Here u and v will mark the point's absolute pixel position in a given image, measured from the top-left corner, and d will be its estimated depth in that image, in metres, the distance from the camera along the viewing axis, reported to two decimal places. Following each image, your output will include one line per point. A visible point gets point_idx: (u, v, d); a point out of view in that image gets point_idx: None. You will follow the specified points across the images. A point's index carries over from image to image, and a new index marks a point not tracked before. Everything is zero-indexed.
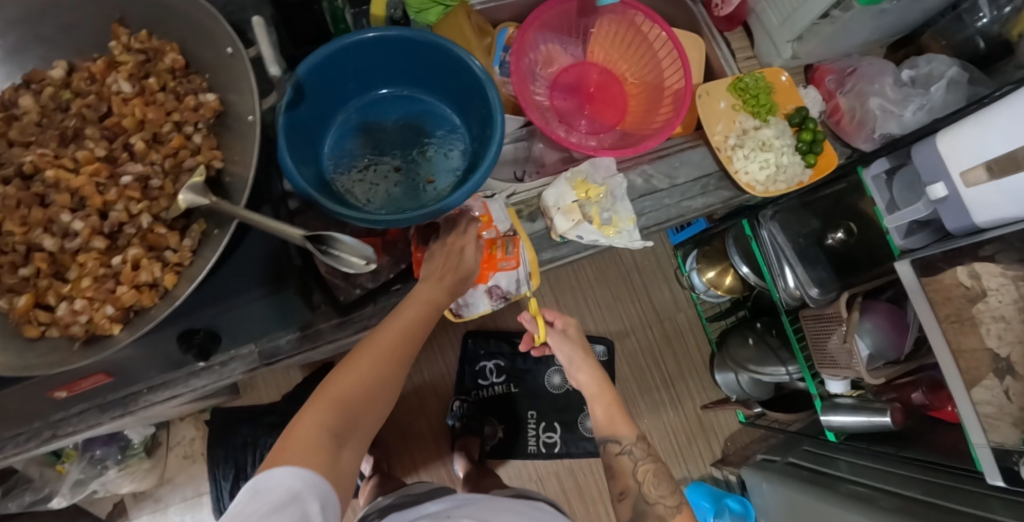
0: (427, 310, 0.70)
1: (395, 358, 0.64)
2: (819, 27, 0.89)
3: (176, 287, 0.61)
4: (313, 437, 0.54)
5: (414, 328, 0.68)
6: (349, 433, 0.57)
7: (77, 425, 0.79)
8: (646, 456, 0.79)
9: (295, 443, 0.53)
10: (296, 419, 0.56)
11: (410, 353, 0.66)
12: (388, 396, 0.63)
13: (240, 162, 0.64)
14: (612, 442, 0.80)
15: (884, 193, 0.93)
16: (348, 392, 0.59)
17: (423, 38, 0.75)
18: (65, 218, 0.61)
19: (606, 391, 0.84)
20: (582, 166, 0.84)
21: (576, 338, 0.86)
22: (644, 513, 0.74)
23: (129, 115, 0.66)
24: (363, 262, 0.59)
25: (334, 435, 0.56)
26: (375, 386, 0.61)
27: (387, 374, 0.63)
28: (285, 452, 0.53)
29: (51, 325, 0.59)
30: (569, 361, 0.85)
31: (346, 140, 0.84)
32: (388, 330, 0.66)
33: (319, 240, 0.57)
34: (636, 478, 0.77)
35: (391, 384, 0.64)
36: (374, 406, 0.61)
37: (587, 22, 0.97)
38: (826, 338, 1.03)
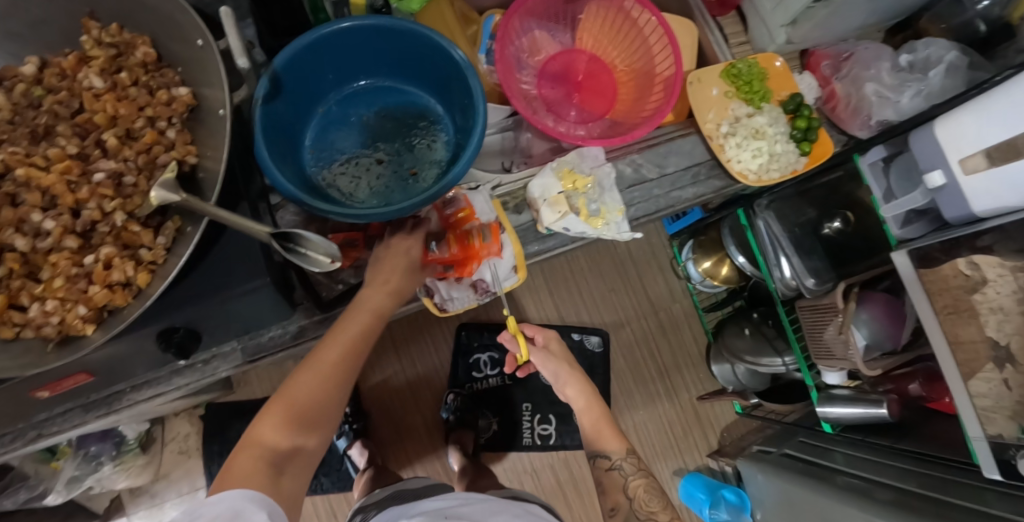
0: (374, 320, 0.69)
1: (335, 377, 0.66)
2: (813, 11, 0.86)
3: (149, 286, 0.59)
4: (250, 468, 0.59)
5: (359, 341, 0.68)
6: (289, 458, 0.63)
7: (62, 424, 0.79)
8: (637, 470, 0.79)
9: (235, 474, 0.58)
10: (237, 451, 0.61)
11: (356, 366, 0.68)
12: (334, 412, 0.67)
13: (213, 157, 0.62)
14: (603, 457, 0.80)
15: (881, 181, 0.91)
16: (286, 419, 0.63)
17: (401, 26, 0.73)
18: (36, 217, 0.60)
19: (595, 403, 0.84)
20: (570, 156, 0.82)
21: (562, 356, 0.86)
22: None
23: (101, 111, 0.65)
24: (329, 260, 0.56)
25: (272, 463, 0.61)
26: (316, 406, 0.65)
27: (330, 391, 0.66)
28: (227, 481, 0.58)
29: (25, 326, 0.59)
30: (557, 377, 0.86)
31: (328, 133, 0.83)
32: (329, 345, 0.67)
33: (285, 238, 0.54)
34: (627, 494, 0.77)
35: (336, 400, 0.67)
36: (317, 426, 0.65)
37: (576, 9, 0.95)
38: (822, 329, 1.02)
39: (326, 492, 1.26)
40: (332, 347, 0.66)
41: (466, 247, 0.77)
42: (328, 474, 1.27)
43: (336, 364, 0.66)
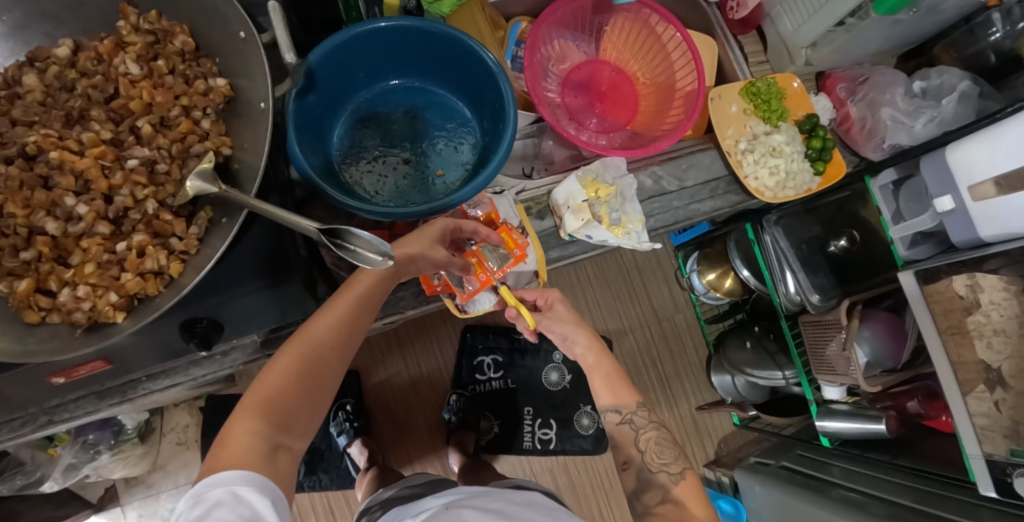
0: (376, 284, 0.67)
1: (340, 340, 0.63)
2: (834, 35, 0.89)
3: (181, 276, 0.59)
4: (245, 443, 0.54)
5: (356, 314, 0.65)
6: (287, 431, 0.57)
7: (74, 411, 0.80)
8: (648, 423, 0.73)
9: (230, 451, 0.53)
10: (232, 421, 0.55)
11: (352, 339, 0.64)
12: (331, 384, 0.63)
13: (250, 149, 0.62)
14: (612, 411, 0.74)
15: (891, 202, 0.95)
16: (285, 388, 0.59)
17: (437, 29, 0.74)
18: (69, 202, 0.60)
19: (603, 358, 0.78)
20: (594, 165, 0.83)
21: (567, 315, 0.80)
22: (649, 484, 0.69)
23: (136, 98, 0.65)
24: (380, 259, 0.54)
25: (270, 439, 0.56)
26: (312, 380, 0.60)
27: (335, 352, 0.62)
28: (222, 457, 0.53)
29: (51, 310, 0.58)
30: (565, 340, 0.81)
31: (355, 130, 0.83)
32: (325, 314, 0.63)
33: (333, 234, 0.53)
34: (639, 448, 0.72)
35: (332, 372, 0.63)
36: (315, 399, 0.61)
37: (602, 20, 0.96)
38: (824, 345, 1.06)
39: (324, 488, 1.25)
40: (336, 309, 0.63)
41: (514, 247, 0.79)
42: (327, 471, 1.26)
43: (333, 335, 0.62)
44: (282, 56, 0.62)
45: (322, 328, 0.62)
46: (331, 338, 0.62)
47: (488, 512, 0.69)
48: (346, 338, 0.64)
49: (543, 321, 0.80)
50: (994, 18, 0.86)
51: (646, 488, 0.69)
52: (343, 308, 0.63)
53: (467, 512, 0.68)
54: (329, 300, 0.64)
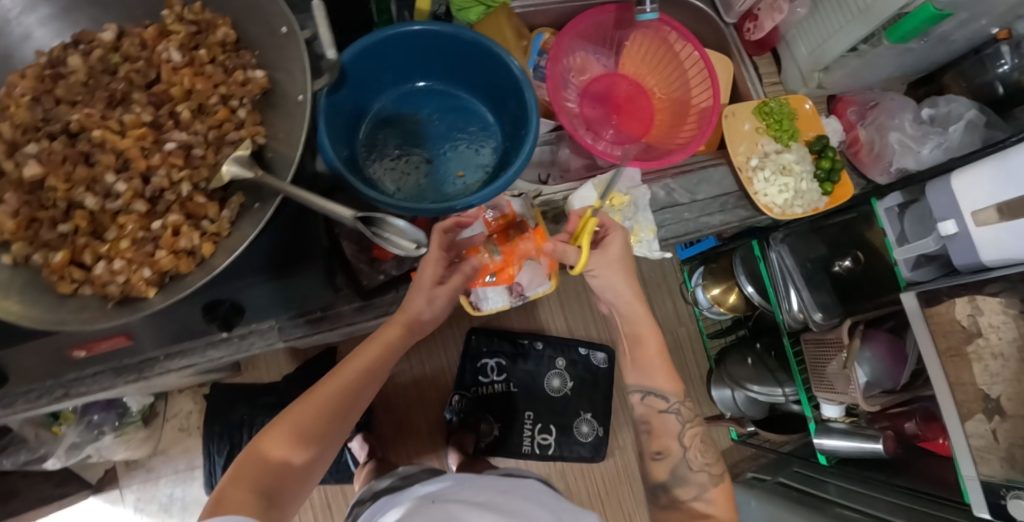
0: (383, 354, 0.73)
1: (341, 405, 0.68)
2: (846, 60, 0.92)
3: (213, 257, 0.61)
4: (241, 497, 0.56)
5: (357, 385, 0.70)
6: (279, 494, 0.59)
7: (90, 386, 0.81)
8: (691, 419, 0.80)
9: (227, 502, 0.54)
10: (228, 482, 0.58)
11: (351, 407, 0.69)
12: (326, 451, 0.66)
13: (284, 140, 0.64)
14: (657, 396, 0.80)
15: (895, 224, 0.96)
16: (282, 448, 0.63)
17: (465, 35, 0.77)
18: (109, 179, 0.62)
19: (652, 339, 0.82)
20: (608, 174, 0.86)
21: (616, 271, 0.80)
22: (684, 480, 0.75)
23: (177, 84, 0.67)
24: (414, 246, 0.56)
25: (264, 496, 0.58)
26: (311, 441, 0.65)
27: (335, 416, 0.67)
28: (219, 508, 0.54)
29: (84, 283, 0.61)
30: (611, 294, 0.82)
31: (379, 129, 0.85)
32: (326, 388, 0.68)
33: (369, 221, 0.54)
34: (682, 444, 0.78)
35: (329, 437, 0.67)
36: (309, 461, 0.64)
37: (623, 35, 0.99)
38: (825, 363, 1.09)
39: (323, 482, 1.26)
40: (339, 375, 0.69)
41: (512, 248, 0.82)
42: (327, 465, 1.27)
43: (336, 400, 0.68)
44: (326, 53, 0.61)
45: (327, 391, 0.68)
46: (333, 401, 0.68)
47: (472, 503, 0.73)
48: (347, 402, 0.69)
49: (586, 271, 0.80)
50: (1003, 50, 0.89)
51: (678, 483, 0.75)
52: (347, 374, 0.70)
53: (454, 504, 0.72)
54: (334, 370, 0.71)
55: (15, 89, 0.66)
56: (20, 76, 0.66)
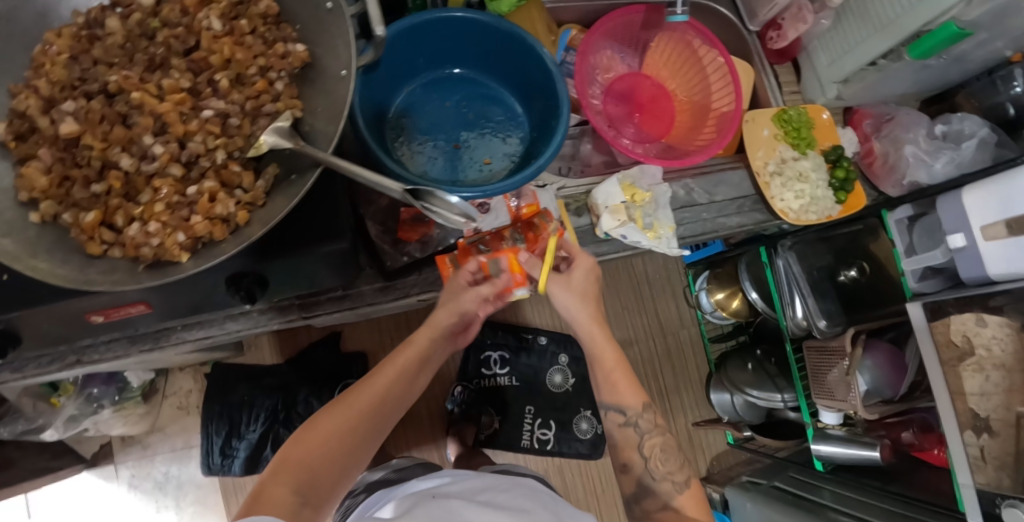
0: (407, 365, 0.81)
1: (369, 413, 0.75)
2: (865, 74, 0.94)
3: (247, 226, 0.60)
4: (278, 497, 0.62)
5: (383, 394, 0.77)
6: (313, 493, 0.66)
7: (104, 353, 0.81)
8: (652, 429, 0.79)
9: (265, 501, 0.61)
10: (268, 482, 0.64)
11: (378, 414, 0.76)
12: (356, 454, 0.72)
13: (321, 115, 0.64)
14: (615, 411, 0.79)
15: (905, 236, 1.00)
16: (316, 450, 0.69)
17: (501, 25, 0.78)
18: (146, 141, 0.62)
19: (608, 353, 0.81)
20: (632, 170, 0.87)
21: (575, 292, 0.81)
22: (649, 491, 0.76)
23: (217, 52, 0.67)
24: (464, 220, 0.57)
25: (299, 495, 0.64)
26: (341, 446, 0.71)
27: (363, 422, 0.74)
28: (258, 504, 0.60)
29: (113, 245, 0.61)
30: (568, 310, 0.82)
31: (409, 112, 0.86)
32: (357, 395, 0.76)
33: (417, 194, 0.55)
34: (642, 453, 0.78)
35: (358, 443, 0.73)
36: (340, 463, 0.70)
37: (649, 37, 1.00)
38: (827, 370, 1.11)
39: None
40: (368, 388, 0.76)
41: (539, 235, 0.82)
42: None
43: (363, 408, 0.75)
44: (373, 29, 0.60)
45: (357, 401, 0.75)
46: (361, 410, 0.74)
47: (475, 501, 0.73)
48: (375, 409, 0.75)
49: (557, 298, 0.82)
50: (1016, 73, 0.92)
51: (646, 494, 0.76)
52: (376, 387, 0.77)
53: (455, 500, 0.72)
54: (364, 382, 0.78)
55: (51, 46, 0.65)
56: (56, 35, 0.65)
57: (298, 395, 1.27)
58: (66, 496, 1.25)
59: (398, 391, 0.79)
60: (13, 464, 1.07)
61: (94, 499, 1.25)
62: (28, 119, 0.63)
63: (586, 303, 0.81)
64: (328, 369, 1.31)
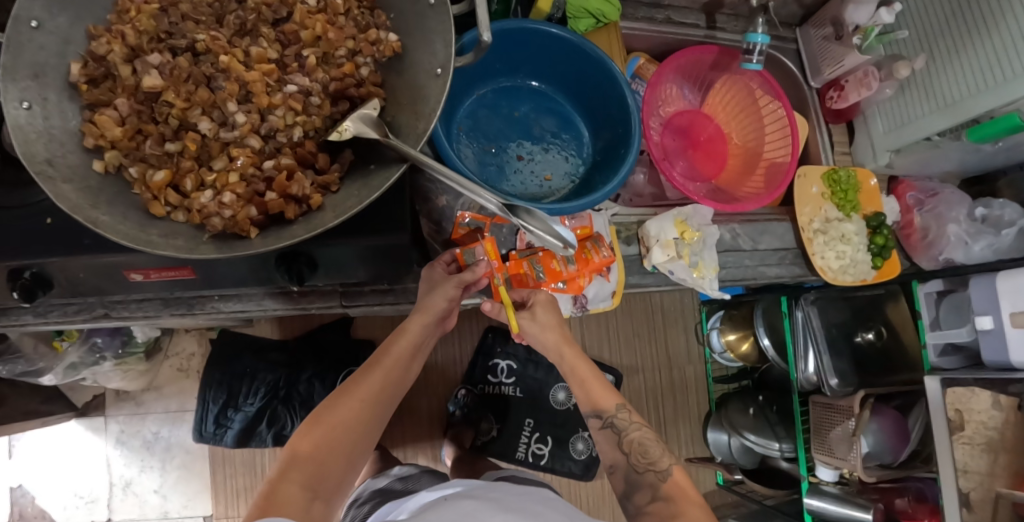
0: (407, 351, 0.81)
1: (371, 406, 0.75)
2: (919, 146, 0.98)
3: (320, 210, 0.59)
4: (290, 494, 0.62)
5: (382, 387, 0.77)
6: (322, 487, 0.66)
7: (134, 311, 0.81)
8: (631, 424, 0.77)
9: (277, 500, 0.61)
10: (276, 481, 0.64)
11: (380, 408, 0.76)
12: (361, 445, 0.73)
13: (408, 109, 0.63)
14: (593, 417, 0.78)
15: (931, 309, 1.03)
16: (319, 446, 0.69)
17: (589, 48, 0.79)
18: (229, 108, 0.61)
19: (579, 365, 0.82)
20: (685, 208, 0.88)
21: (549, 321, 0.81)
22: (638, 485, 0.73)
23: (309, 28, 0.65)
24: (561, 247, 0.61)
25: (309, 491, 0.64)
26: (346, 440, 0.71)
27: (365, 414, 0.74)
28: (271, 503, 0.61)
29: (178, 208, 0.59)
30: (539, 342, 0.82)
31: (477, 116, 0.86)
32: (359, 386, 0.76)
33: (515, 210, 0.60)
34: (624, 450, 0.75)
35: (362, 436, 0.73)
36: (345, 456, 0.70)
37: (715, 77, 1.01)
38: (829, 426, 1.13)
39: None
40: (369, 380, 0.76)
41: (591, 258, 0.83)
42: None
43: (364, 401, 0.75)
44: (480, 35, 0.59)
45: (358, 394, 0.75)
46: (363, 403, 0.74)
47: (486, 499, 0.74)
48: (375, 402, 0.76)
49: (524, 323, 0.81)
50: None
51: (636, 489, 0.73)
52: (376, 381, 0.77)
53: (468, 501, 0.72)
54: (363, 375, 0.78)
55: None
56: None
57: (302, 374, 1.30)
58: (50, 441, 1.31)
59: (392, 382, 0.79)
60: (7, 402, 1.08)
61: (78, 447, 1.31)
62: (105, 64, 0.59)
63: (555, 329, 0.82)
64: (336, 353, 1.33)
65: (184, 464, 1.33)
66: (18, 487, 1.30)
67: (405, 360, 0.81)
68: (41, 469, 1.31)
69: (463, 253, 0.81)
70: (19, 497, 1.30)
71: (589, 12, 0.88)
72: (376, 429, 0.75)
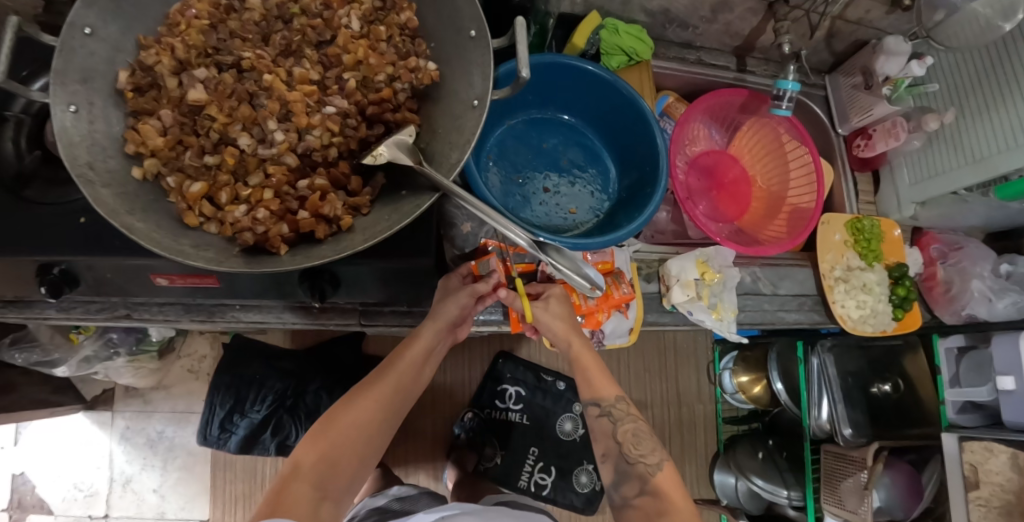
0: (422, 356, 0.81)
1: (385, 407, 0.76)
2: (945, 199, 0.98)
3: (350, 232, 0.60)
4: (300, 494, 0.64)
5: (396, 390, 0.78)
6: (332, 487, 0.68)
7: (155, 313, 0.82)
8: (626, 416, 0.80)
9: (286, 500, 0.63)
10: (286, 480, 0.66)
11: (394, 410, 0.77)
12: (372, 449, 0.74)
13: (443, 138, 0.64)
14: (591, 404, 0.81)
15: (951, 365, 1.02)
16: (329, 448, 0.70)
17: (621, 87, 0.80)
18: (269, 126, 0.62)
19: (583, 352, 0.82)
20: (708, 249, 0.90)
21: (561, 313, 0.82)
22: (628, 475, 0.76)
23: (351, 52, 0.67)
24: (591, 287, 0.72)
25: (319, 491, 0.66)
26: (357, 444, 0.72)
27: (377, 417, 0.75)
28: (280, 504, 0.62)
29: (210, 220, 0.60)
30: (548, 332, 0.82)
31: (507, 145, 0.88)
32: (374, 389, 0.77)
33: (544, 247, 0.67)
34: (617, 439, 0.78)
35: (373, 439, 0.74)
36: (357, 458, 0.72)
37: (742, 120, 1.03)
38: (841, 477, 1.11)
39: None
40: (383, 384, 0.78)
41: (611, 294, 0.85)
42: None
43: (377, 405, 0.76)
44: (517, 71, 0.59)
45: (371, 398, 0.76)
46: (377, 407, 0.75)
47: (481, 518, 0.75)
48: (388, 404, 0.77)
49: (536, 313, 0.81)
50: None
51: (625, 480, 0.76)
52: (390, 385, 0.78)
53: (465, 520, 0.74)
54: (377, 378, 0.79)
55: (191, 9, 0.64)
56: None
57: (309, 385, 1.30)
58: (56, 432, 1.31)
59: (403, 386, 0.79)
60: (17, 388, 1.08)
61: (82, 440, 1.31)
62: (151, 74, 0.61)
63: (564, 320, 0.82)
64: (345, 366, 1.33)
65: (186, 465, 1.33)
66: (21, 475, 1.31)
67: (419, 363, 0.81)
68: (44, 459, 1.31)
69: (478, 265, 0.82)
70: (20, 485, 1.31)
71: (622, 50, 0.90)
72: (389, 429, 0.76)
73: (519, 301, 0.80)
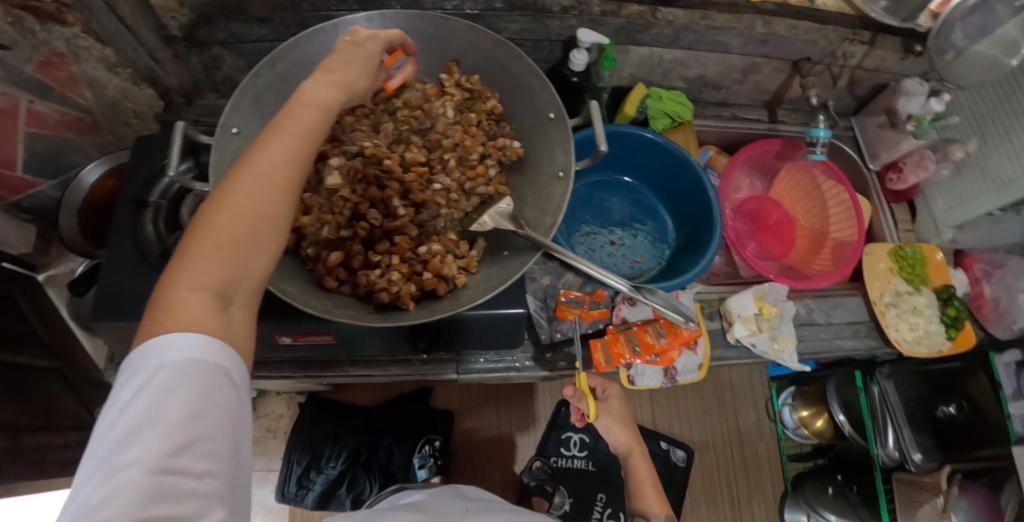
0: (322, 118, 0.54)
1: (269, 178, 0.48)
2: (981, 222, 1.08)
3: (465, 288, 0.71)
4: (195, 299, 0.44)
5: (285, 162, 0.49)
6: (235, 282, 0.46)
7: (272, 371, 0.90)
8: None
9: (174, 314, 0.43)
10: (171, 280, 0.44)
11: (289, 184, 0.49)
12: (267, 244, 0.47)
13: (531, 204, 0.76)
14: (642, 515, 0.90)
15: (1012, 380, 1.05)
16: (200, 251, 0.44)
17: (674, 149, 0.92)
18: (392, 203, 0.74)
19: (640, 463, 0.95)
20: (763, 286, 0.98)
21: (618, 412, 0.95)
22: None
23: (450, 137, 0.79)
24: (683, 320, 0.77)
25: (218, 289, 0.45)
26: (231, 238, 0.45)
27: (258, 201, 0.47)
28: (167, 321, 0.43)
29: (344, 283, 0.71)
30: (608, 431, 0.96)
31: (575, 204, 0.99)
32: (247, 166, 0.48)
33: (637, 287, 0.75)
34: None
35: (264, 227, 0.47)
36: (235, 252, 0.45)
37: (779, 166, 1.14)
38: (916, 506, 1.14)
39: None
40: (266, 152, 0.49)
41: (682, 335, 0.92)
42: None
43: (253, 183, 0.47)
44: (598, 146, 0.70)
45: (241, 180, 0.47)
46: (251, 187, 0.47)
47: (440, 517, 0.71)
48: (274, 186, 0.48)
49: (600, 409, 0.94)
50: None
51: None
52: (274, 148, 0.49)
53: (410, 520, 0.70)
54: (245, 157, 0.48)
55: None
56: None
57: (382, 440, 1.38)
58: None
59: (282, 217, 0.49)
60: None
61: None
62: None
63: (625, 419, 0.95)
64: (415, 421, 1.41)
65: None
66: None
67: (295, 163, 0.50)
68: None
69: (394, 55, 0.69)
70: None
71: (666, 114, 1.03)
72: (216, 275, 0.44)
73: (587, 401, 0.85)
